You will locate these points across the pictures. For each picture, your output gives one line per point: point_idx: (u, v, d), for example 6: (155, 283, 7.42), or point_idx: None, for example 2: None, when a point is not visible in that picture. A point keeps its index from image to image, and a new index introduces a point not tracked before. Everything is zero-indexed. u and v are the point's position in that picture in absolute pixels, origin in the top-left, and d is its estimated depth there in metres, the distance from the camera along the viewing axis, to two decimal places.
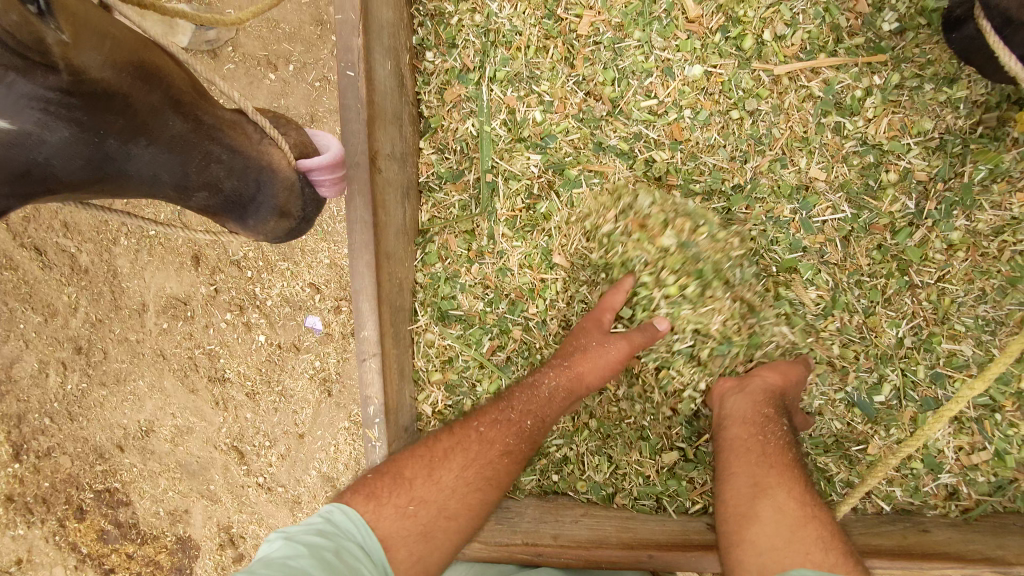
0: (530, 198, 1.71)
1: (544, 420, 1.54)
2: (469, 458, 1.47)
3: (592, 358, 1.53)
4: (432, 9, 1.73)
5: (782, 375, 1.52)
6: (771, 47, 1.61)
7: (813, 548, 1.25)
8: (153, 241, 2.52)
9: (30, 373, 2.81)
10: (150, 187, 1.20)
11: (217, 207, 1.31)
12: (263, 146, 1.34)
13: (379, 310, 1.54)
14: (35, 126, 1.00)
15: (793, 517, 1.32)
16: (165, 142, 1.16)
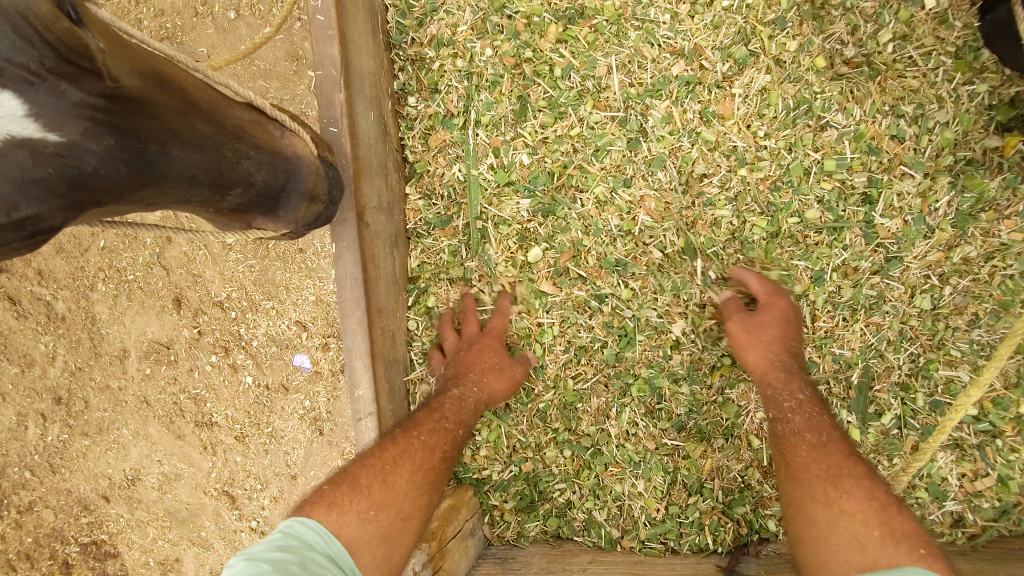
0: (522, 241, 1.68)
1: (469, 427, 1.55)
2: (416, 466, 1.41)
3: (505, 376, 1.60)
4: (412, 54, 1.71)
5: (761, 351, 1.48)
6: (762, 79, 1.57)
7: (852, 554, 1.23)
8: (131, 286, 2.45)
9: (9, 425, 2.72)
10: (190, 190, 1.14)
11: (250, 204, 1.27)
12: (287, 140, 1.33)
13: (374, 367, 1.52)
14: (81, 134, 0.97)
15: (822, 522, 1.30)
16: (196, 142, 1.12)
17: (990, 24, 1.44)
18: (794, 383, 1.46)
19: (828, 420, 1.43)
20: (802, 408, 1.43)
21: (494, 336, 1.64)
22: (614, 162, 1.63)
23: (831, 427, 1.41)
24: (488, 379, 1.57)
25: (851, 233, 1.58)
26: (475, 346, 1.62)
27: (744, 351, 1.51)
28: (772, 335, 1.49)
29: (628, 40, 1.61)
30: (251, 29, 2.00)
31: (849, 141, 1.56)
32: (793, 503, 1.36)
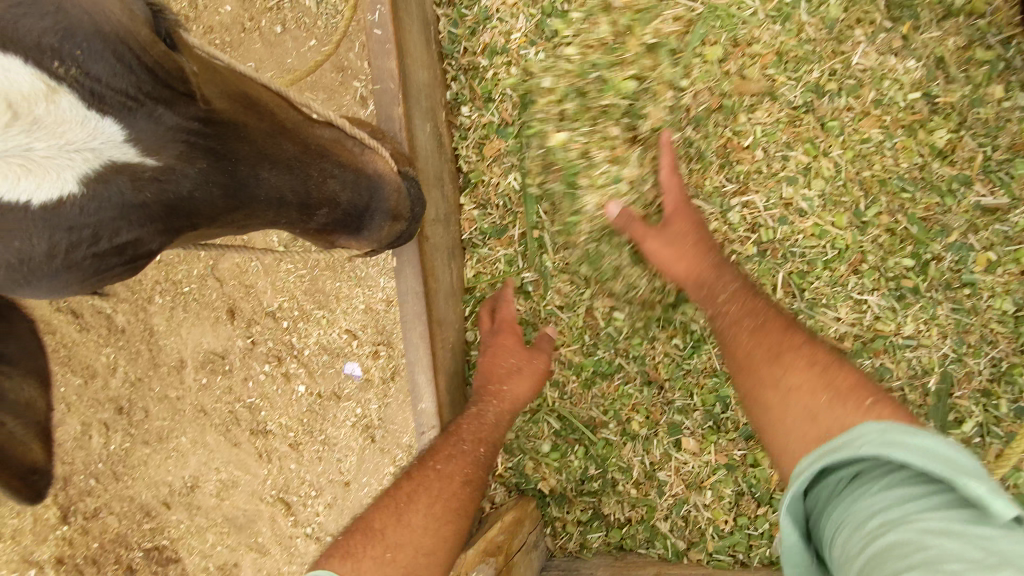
0: (578, 249, 1.66)
1: (496, 445, 1.50)
2: (433, 496, 1.37)
3: (526, 376, 1.56)
4: (465, 63, 1.70)
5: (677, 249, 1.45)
6: (822, 76, 1.53)
7: (803, 425, 1.04)
8: (187, 298, 2.51)
9: (73, 435, 2.82)
10: (278, 211, 1.18)
11: (335, 224, 1.29)
12: (366, 158, 1.33)
13: (435, 380, 1.52)
14: (176, 158, 1.01)
15: (767, 397, 1.16)
16: (285, 164, 1.14)
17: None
18: (722, 259, 1.44)
19: (766, 305, 1.34)
20: (734, 295, 1.36)
21: (510, 330, 1.61)
22: None
23: (773, 313, 1.30)
24: (508, 386, 1.54)
25: (926, 231, 1.52)
26: (491, 349, 1.59)
27: (669, 261, 1.47)
28: (694, 241, 1.46)
29: (681, 38, 1.57)
30: (298, 42, 2.02)
31: (917, 137, 1.51)
32: (743, 392, 1.23)
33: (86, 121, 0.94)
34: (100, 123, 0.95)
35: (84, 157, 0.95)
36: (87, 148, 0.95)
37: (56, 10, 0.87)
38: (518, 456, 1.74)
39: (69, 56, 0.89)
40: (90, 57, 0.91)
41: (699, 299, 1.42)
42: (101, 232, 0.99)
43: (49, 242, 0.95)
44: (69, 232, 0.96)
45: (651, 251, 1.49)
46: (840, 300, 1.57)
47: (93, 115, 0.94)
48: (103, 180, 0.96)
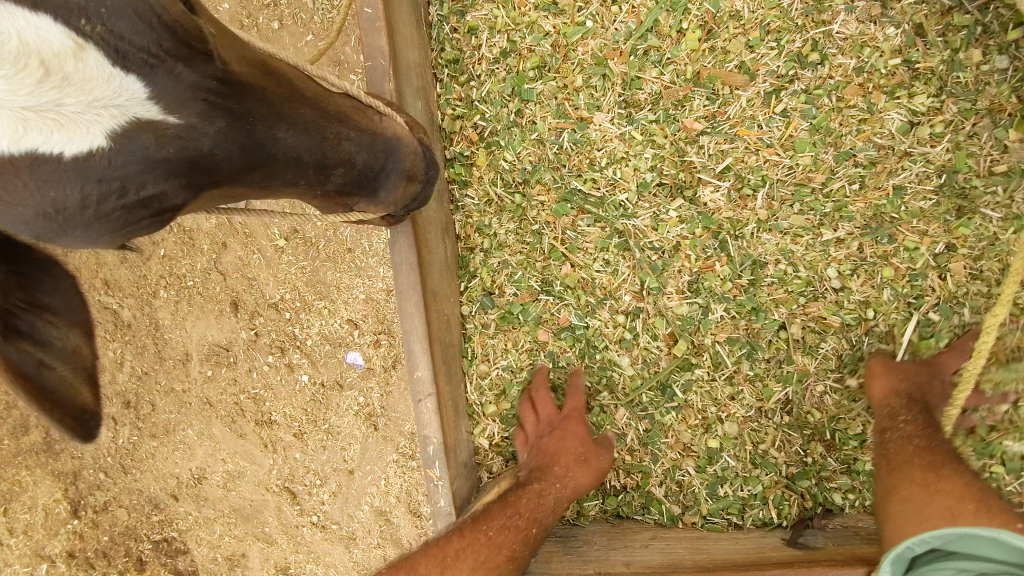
0: (572, 222, 1.70)
1: (547, 527, 1.55)
2: (479, 561, 1.43)
3: (590, 464, 1.60)
4: (455, 44, 1.73)
5: (583, 478, 1.59)
6: (805, 48, 1.56)
7: (943, 523, 1.26)
8: (192, 291, 2.56)
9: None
10: (297, 171, 1.23)
11: (351, 185, 1.33)
12: (385, 124, 1.34)
13: (431, 350, 1.54)
14: (197, 116, 1.06)
15: (917, 501, 1.31)
16: (301, 125, 1.19)
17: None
18: (918, 406, 1.45)
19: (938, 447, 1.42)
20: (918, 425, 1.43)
21: (580, 415, 1.67)
22: (659, 137, 1.63)
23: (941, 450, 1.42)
24: (573, 471, 1.59)
25: (911, 194, 1.54)
26: (561, 426, 1.65)
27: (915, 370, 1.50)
28: (906, 374, 1.48)
29: (665, 14, 1.60)
30: (295, 38, 2.08)
31: (899, 104, 1.53)
32: (890, 489, 1.38)
33: (112, 78, 0.99)
34: (124, 80, 1.00)
35: (111, 114, 1.00)
36: (114, 105, 1.00)
37: None
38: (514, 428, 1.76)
39: (95, 13, 0.95)
40: (114, 15, 0.96)
41: (881, 419, 1.48)
42: (128, 185, 1.03)
43: (81, 192, 0.99)
44: (98, 184, 1.00)
45: (873, 387, 1.51)
46: (831, 265, 1.58)
47: (118, 72, 0.99)
48: (128, 136, 1.01)
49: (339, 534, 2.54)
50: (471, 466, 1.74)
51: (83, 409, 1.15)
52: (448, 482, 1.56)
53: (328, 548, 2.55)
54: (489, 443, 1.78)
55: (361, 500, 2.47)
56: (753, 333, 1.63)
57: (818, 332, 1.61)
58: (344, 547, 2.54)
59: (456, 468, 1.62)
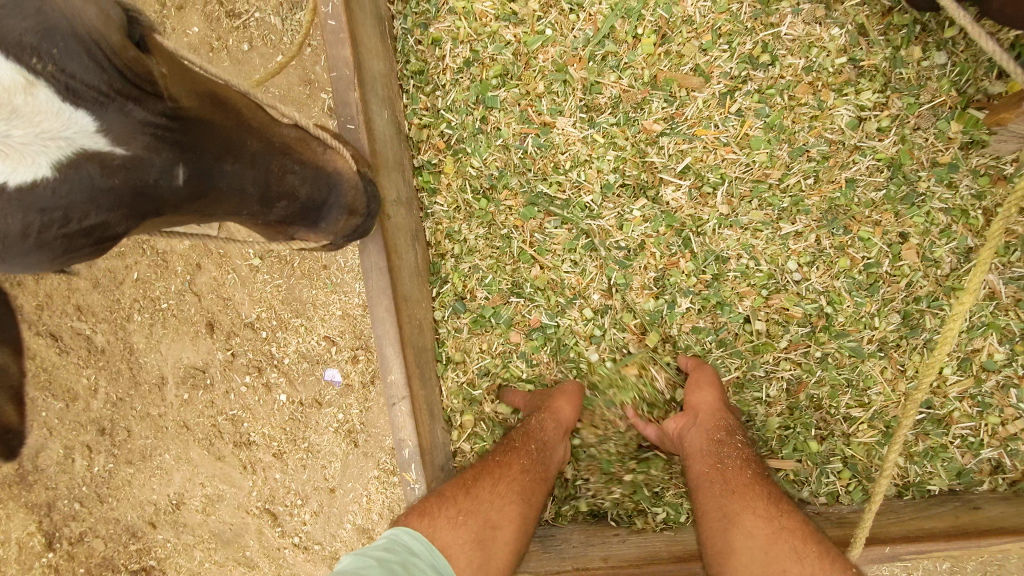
0: (538, 225, 1.73)
1: (550, 447, 1.59)
2: (497, 477, 1.53)
3: (564, 397, 1.64)
4: (419, 54, 1.77)
5: (552, 415, 1.59)
6: (756, 50, 1.62)
7: (789, 564, 1.27)
8: (165, 314, 2.55)
9: (56, 459, 2.82)
10: (241, 200, 1.25)
11: (293, 217, 1.36)
12: (327, 157, 1.39)
13: (404, 353, 1.55)
14: (145, 149, 1.08)
15: (763, 535, 1.34)
16: (249, 158, 1.22)
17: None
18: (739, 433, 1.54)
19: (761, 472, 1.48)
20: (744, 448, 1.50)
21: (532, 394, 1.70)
22: (620, 138, 1.68)
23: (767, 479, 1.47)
24: (551, 403, 1.62)
25: (864, 187, 1.60)
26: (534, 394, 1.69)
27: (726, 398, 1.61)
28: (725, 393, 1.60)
29: (621, 21, 1.66)
30: (265, 58, 2.12)
31: (847, 99, 1.59)
32: (730, 515, 1.38)
33: (62, 112, 1.00)
34: (74, 115, 1.01)
35: (59, 145, 1.01)
36: (62, 138, 1.01)
37: (37, 13, 0.95)
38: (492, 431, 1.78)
39: (47, 53, 0.97)
40: (67, 55, 0.99)
41: (712, 423, 1.52)
42: (72, 214, 1.04)
43: (23, 221, 1.00)
44: (41, 213, 1.01)
45: (691, 400, 1.59)
46: (790, 258, 1.64)
47: (67, 107, 1.01)
48: (75, 167, 1.02)
49: (322, 554, 2.51)
50: (448, 471, 1.73)
51: (7, 428, 1.23)
52: (425, 485, 1.57)
53: (311, 569, 2.52)
54: (468, 446, 1.79)
55: (343, 519, 2.45)
56: (720, 326, 1.68)
57: (781, 324, 1.66)
58: (327, 567, 2.51)
59: (433, 471, 1.62)
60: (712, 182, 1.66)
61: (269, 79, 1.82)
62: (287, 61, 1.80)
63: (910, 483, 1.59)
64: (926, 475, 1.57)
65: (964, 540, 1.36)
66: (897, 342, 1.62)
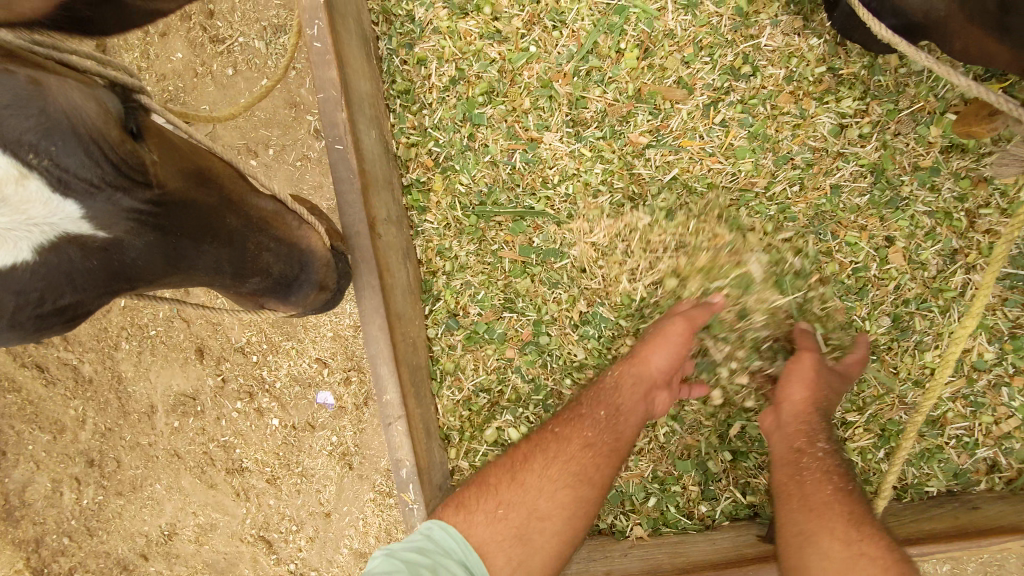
0: (528, 240, 1.74)
1: (620, 410, 1.54)
2: (550, 457, 1.51)
3: (650, 346, 1.53)
4: (405, 74, 1.78)
5: (631, 373, 1.54)
6: (737, 60, 1.65)
7: None
8: (154, 341, 2.52)
9: (43, 493, 2.76)
10: (213, 275, 1.30)
11: (267, 291, 1.39)
12: (303, 231, 1.42)
13: (399, 371, 1.54)
14: (124, 232, 1.13)
15: (840, 557, 1.20)
16: (226, 239, 1.26)
17: (841, 20, 1.52)
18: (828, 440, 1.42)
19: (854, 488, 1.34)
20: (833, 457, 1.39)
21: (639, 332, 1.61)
22: (608, 151, 1.69)
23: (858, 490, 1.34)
24: (633, 357, 1.55)
25: (848, 192, 1.62)
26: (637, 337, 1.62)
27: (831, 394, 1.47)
28: (825, 389, 1.46)
29: (604, 35, 1.68)
30: (249, 83, 2.13)
31: (828, 108, 1.62)
32: (806, 532, 1.27)
33: (51, 202, 1.05)
34: (62, 203, 1.06)
35: (42, 231, 1.06)
36: (47, 223, 1.06)
37: (41, 113, 1.00)
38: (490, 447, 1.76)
39: (45, 150, 1.02)
40: (65, 152, 1.04)
41: (803, 429, 1.42)
42: (47, 294, 1.10)
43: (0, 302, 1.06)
44: (18, 294, 1.07)
45: (790, 396, 1.47)
46: None
47: (56, 197, 1.05)
48: (55, 249, 1.08)
49: None
50: (445, 490, 1.71)
51: None
52: (424, 505, 1.55)
53: None
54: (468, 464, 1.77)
55: (340, 543, 2.43)
56: None
57: None
58: None
59: (430, 490, 1.61)
60: (698, 192, 1.67)
61: (257, 101, 1.75)
62: (272, 83, 1.77)
63: (908, 486, 1.59)
64: (923, 477, 1.58)
65: (966, 541, 1.36)
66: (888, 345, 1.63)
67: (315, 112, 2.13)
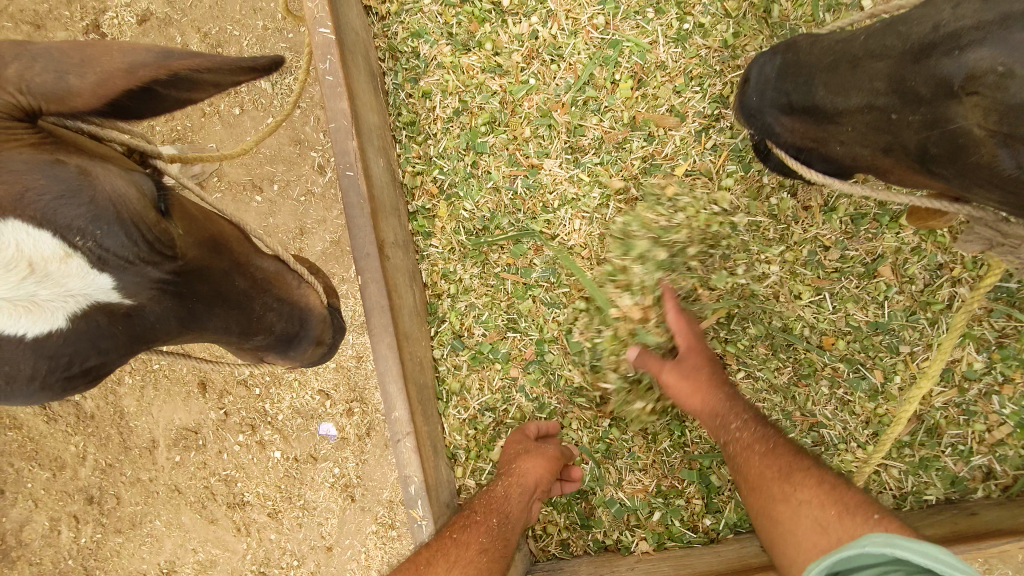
0: (530, 263, 1.80)
1: (508, 517, 1.53)
2: (453, 560, 1.38)
3: (529, 454, 1.60)
4: (410, 106, 1.87)
5: (516, 478, 1.57)
6: (726, 88, 1.74)
7: (819, 539, 1.22)
8: (158, 374, 2.53)
9: (41, 533, 2.73)
10: (220, 334, 1.25)
11: (268, 348, 1.34)
12: (302, 290, 1.38)
13: (407, 390, 1.58)
14: (150, 299, 1.12)
15: (788, 516, 1.31)
16: (234, 300, 1.22)
17: (777, 162, 1.63)
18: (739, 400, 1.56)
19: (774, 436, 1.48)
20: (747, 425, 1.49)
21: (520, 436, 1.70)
22: (607, 177, 1.77)
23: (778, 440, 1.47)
24: (514, 464, 1.59)
25: (837, 212, 1.70)
26: (505, 449, 1.69)
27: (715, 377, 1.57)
28: (708, 377, 1.56)
29: (599, 67, 1.78)
30: (255, 121, 2.22)
31: None
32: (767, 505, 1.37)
33: (88, 276, 1.05)
34: (97, 277, 1.06)
35: (75, 301, 1.05)
36: (81, 294, 1.05)
37: (89, 201, 1.02)
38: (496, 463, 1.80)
39: (90, 233, 1.03)
40: (105, 234, 1.04)
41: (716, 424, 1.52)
42: (76, 358, 1.10)
43: (32, 366, 1.06)
44: (49, 359, 1.06)
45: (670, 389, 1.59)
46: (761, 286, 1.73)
47: (94, 272, 1.05)
48: (87, 316, 1.08)
49: None
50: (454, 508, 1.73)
51: None
52: (432, 522, 1.57)
53: None
54: (476, 481, 1.81)
55: None
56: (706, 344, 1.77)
57: (766, 347, 1.74)
58: None
59: (439, 508, 1.63)
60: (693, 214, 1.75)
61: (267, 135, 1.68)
62: (279, 122, 1.71)
63: (906, 494, 1.64)
64: (922, 485, 1.62)
65: (961, 545, 1.40)
66: (880, 355, 1.70)
67: (319, 148, 2.21)
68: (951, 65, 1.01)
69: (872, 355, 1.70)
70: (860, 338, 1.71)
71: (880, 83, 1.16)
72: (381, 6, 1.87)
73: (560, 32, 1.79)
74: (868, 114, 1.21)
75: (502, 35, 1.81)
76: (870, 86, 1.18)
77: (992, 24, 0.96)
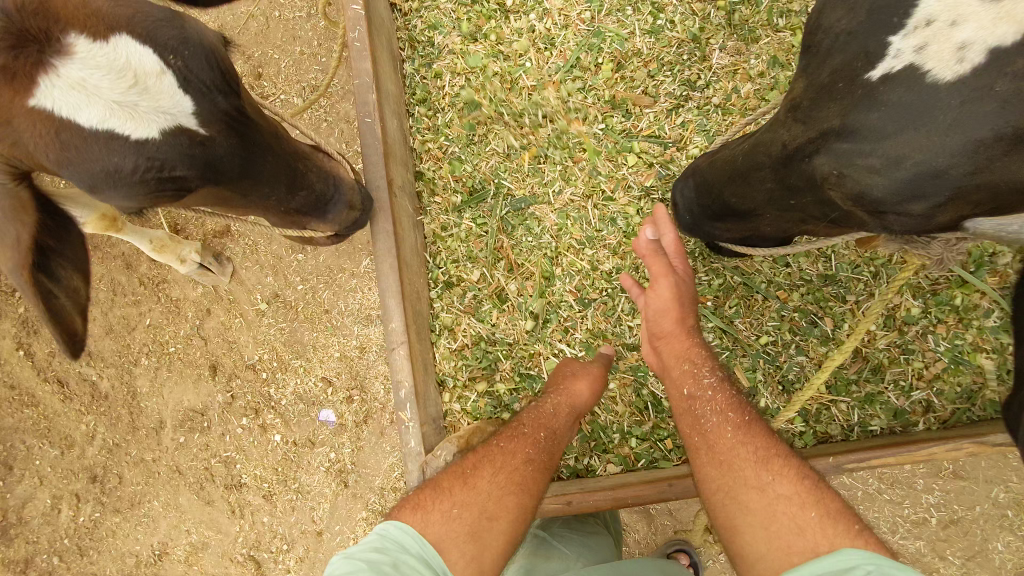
0: (520, 217, 2.05)
1: (556, 434, 1.60)
2: (498, 466, 1.46)
3: (583, 377, 1.72)
4: (423, 84, 2.17)
5: (565, 400, 1.66)
6: (692, 74, 2.03)
7: (792, 538, 1.26)
8: (173, 358, 2.63)
9: (42, 511, 2.71)
10: (273, 187, 1.57)
11: (307, 207, 1.70)
12: (333, 164, 1.79)
13: (404, 305, 1.78)
14: (218, 132, 1.35)
15: (761, 509, 1.34)
16: (284, 157, 1.56)
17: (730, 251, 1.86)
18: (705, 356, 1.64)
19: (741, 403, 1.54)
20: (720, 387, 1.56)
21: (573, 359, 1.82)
22: (590, 146, 2.04)
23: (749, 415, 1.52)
24: (565, 385, 1.70)
25: None
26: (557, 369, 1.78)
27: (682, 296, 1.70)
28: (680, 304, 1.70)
29: (586, 55, 2.08)
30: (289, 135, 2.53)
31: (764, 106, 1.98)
32: (722, 487, 1.41)
33: (175, 95, 1.26)
34: (182, 98, 1.27)
35: (165, 116, 1.25)
36: (170, 110, 1.26)
37: (180, 31, 1.28)
38: (482, 392, 1.98)
39: (180, 55, 1.27)
40: (191, 58, 1.29)
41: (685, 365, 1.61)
42: (166, 165, 1.30)
43: (133, 162, 1.27)
44: (148, 159, 1.28)
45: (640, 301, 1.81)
46: None
47: (180, 92, 1.27)
48: (174, 134, 1.28)
49: None
50: (438, 425, 1.89)
51: (74, 333, 1.34)
52: (418, 423, 1.73)
53: None
54: (461, 407, 1.98)
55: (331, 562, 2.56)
56: None
57: (728, 296, 1.95)
58: None
59: (425, 417, 1.79)
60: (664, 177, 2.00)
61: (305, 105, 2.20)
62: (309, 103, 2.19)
63: (854, 425, 1.79)
64: (867, 416, 1.78)
65: (894, 446, 1.56)
66: (828, 303, 1.90)
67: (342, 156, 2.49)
68: (808, 169, 1.25)
69: (823, 305, 1.90)
70: (813, 291, 1.90)
71: (770, 183, 1.38)
72: (404, 4, 2.20)
73: (553, 26, 2.11)
74: (774, 204, 1.42)
75: (505, 28, 2.13)
76: (765, 186, 1.40)
77: (817, 138, 1.21)
